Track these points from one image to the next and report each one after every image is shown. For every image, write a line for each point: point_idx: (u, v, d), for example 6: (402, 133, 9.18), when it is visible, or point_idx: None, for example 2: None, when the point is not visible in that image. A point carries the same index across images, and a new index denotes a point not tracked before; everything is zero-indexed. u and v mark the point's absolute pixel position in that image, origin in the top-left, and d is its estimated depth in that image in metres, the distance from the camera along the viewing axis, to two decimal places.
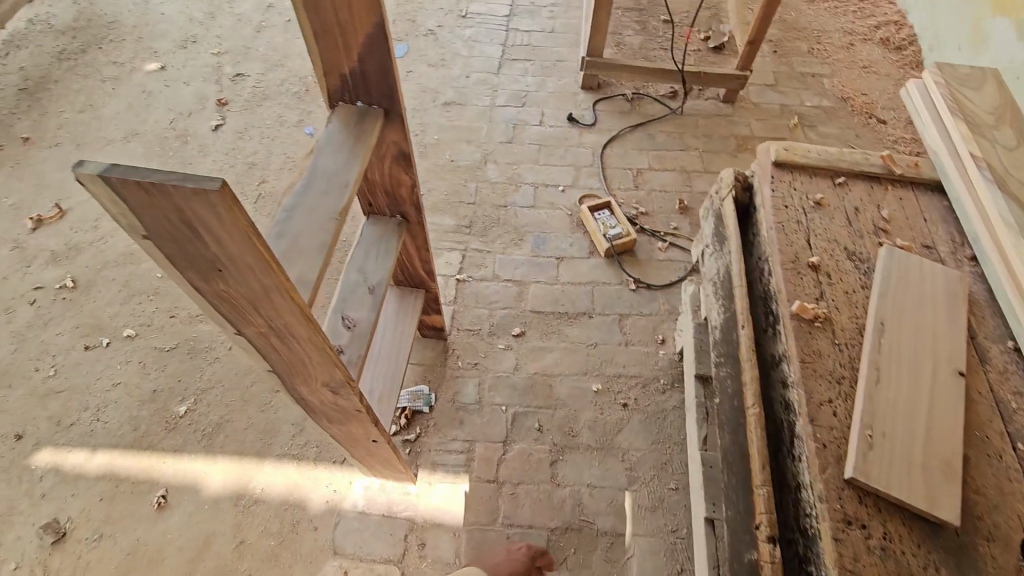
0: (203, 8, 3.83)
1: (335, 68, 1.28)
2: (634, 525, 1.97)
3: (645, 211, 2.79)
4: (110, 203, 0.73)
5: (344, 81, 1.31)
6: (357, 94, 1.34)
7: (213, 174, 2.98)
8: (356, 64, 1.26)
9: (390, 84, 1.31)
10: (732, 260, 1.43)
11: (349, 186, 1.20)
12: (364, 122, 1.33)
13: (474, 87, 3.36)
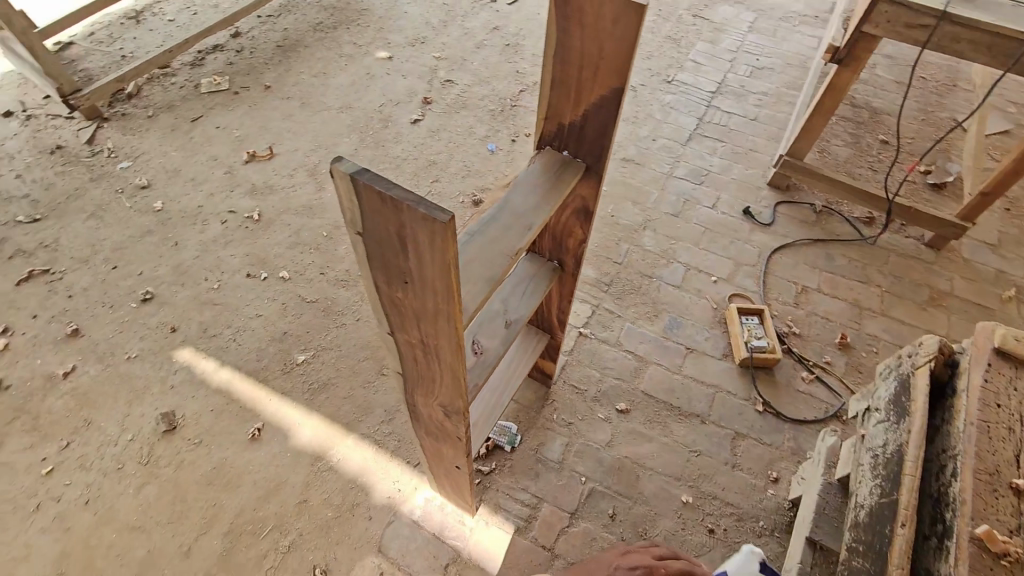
0: (439, 15, 4.24)
1: (557, 115, 1.31)
2: None
3: (798, 332, 2.63)
4: (350, 200, 0.83)
5: (559, 130, 1.35)
6: (566, 143, 1.37)
7: (398, 160, 3.26)
8: (579, 118, 1.29)
9: (603, 145, 1.32)
10: (911, 442, 1.22)
11: (532, 229, 1.21)
12: (564, 171, 1.36)
13: (656, 152, 3.37)
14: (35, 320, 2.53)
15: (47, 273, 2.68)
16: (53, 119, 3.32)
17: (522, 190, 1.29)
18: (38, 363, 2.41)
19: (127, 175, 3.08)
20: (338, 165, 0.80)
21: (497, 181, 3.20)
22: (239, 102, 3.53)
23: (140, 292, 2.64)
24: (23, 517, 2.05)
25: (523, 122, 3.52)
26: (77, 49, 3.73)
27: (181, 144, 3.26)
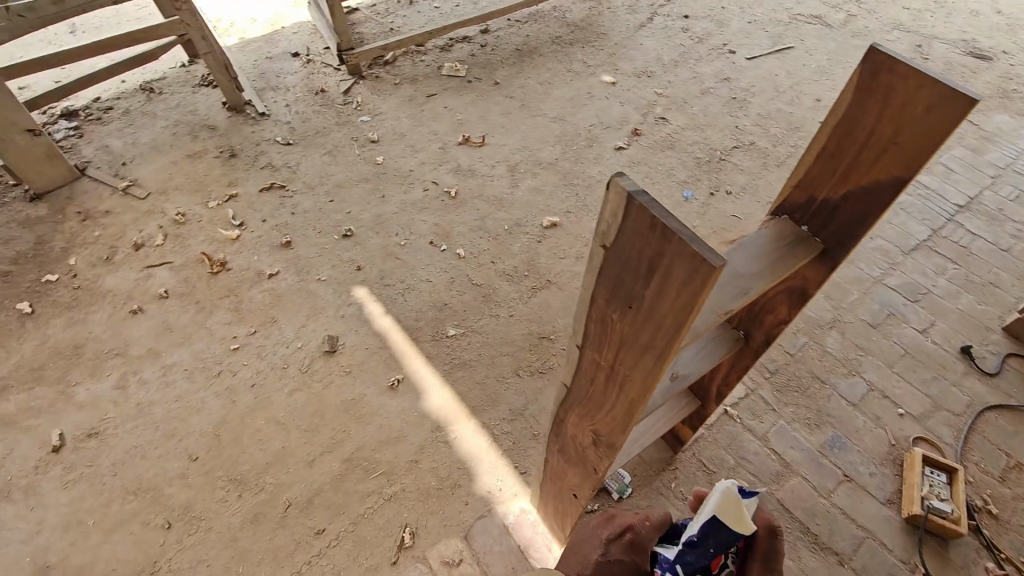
0: (674, 53, 4.24)
1: (811, 187, 1.21)
2: None
3: (997, 513, 2.14)
4: (611, 219, 0.79)
5: (808, 203, 1.24)
6: (809, 218, 1.25)
7: (593, 180, 3.32)
8: (838, 195, 1.17)
9: (857, 231, 1.19)
10: None
11: (747, 294, 1.10)
12: (798, 244, 1.24)
13: (871, 252, 3.03)
14: (263, 224, 3.01)
15: (282, 189, 3.17)
16: (325, 67, 3.91)
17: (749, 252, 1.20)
18: (255, 259, 2.86)
19: (365, 127, 3.53)
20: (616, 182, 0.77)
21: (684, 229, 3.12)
22: (470, 90, 3.86)
23: (343, 228, 2.99)
24: (206, 378, 2.45)
25: (728, 178, 3.38)
26: (361, 15, 4.36)
27: (413, 113, 3.65)
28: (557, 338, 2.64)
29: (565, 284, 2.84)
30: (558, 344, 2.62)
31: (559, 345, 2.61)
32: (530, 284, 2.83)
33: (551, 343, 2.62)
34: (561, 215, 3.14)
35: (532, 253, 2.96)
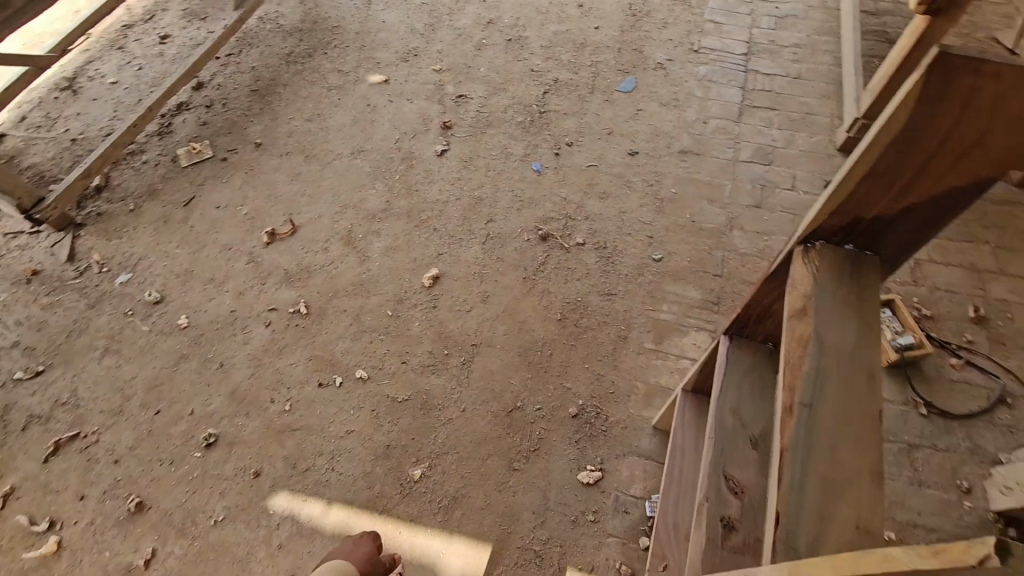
0: (422, 19, 3.77)
1: (856, 212, 1.07)
2: None
3: (929, 314, 2.55)
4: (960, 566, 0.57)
5: (855, 222, 1.10)
6: (855, 238, 1.12)
7: (440, 203, 2.94)
8: (894, 212, 1.04)
9: (920, 239, 1.08)
10: None
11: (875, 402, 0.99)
12: (861, 274, 1.11)
13: (713, 137, 3.17)
14: (86, 501, 2.09)
15: (78, 437, 2.23)
16: (15, 237, 2.76)
17: (829, 323, 1.07)
18: (109, 557, 2.00)
19: (134, 291, 2.58)
20: (1004, 545, 0.55)
21: (558, 210, 2.92)
22: (233, 169, 3.02)
23: (202, 435, 2.22)
24: None
25: (560, 130, 3.25)
26: (15, 139, 3.11)
27: (184, 237, 2.76)
28: (525, 400, 2.32)
29: (492, 336, 2.50)
30: (530, 407, 2.31)
31: (531, 406, 2.31)
32: (460, 360, 2.42)
33: (523, 411, 2.30)
34: (439, 264, 2.73)
35: (439, 323, 2.53)
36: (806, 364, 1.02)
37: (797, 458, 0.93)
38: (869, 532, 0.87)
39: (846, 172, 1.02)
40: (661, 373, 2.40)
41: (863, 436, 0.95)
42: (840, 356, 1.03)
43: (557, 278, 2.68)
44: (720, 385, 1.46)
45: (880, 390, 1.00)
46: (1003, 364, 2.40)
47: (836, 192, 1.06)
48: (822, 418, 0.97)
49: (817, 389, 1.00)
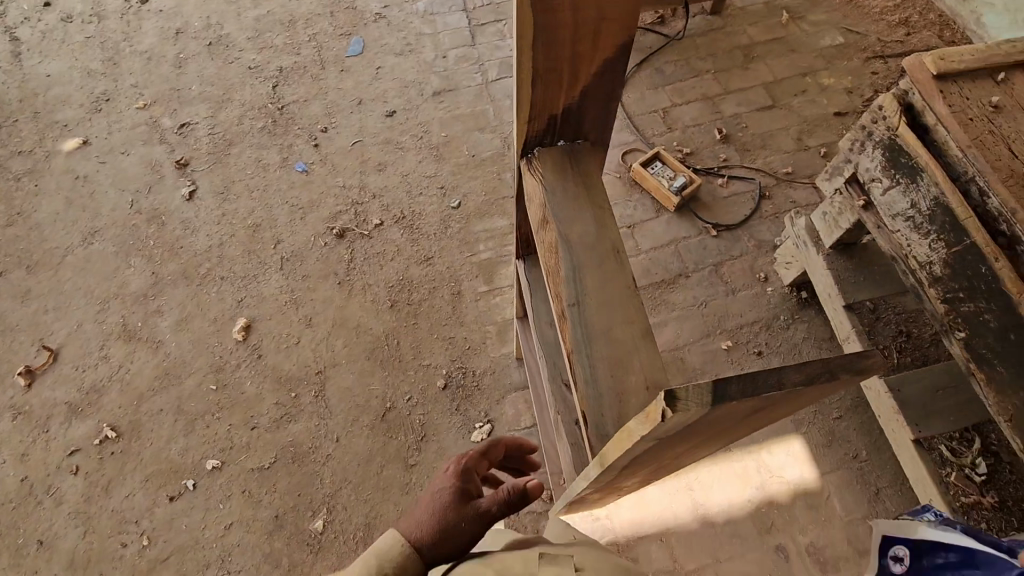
0: (96, 55, 3.19)
1: (546, 111, 1.11)
2: (823, 465, 2.16)
3: (690, 151, 2.88)
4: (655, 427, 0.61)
5: (552, 121, 1.14)
6: (560, 134, 1.18)
7: (214, 250, 2.64)
8: (575, 100, 1.10)
9: (609, 113, 1.15)
10: (914, 195, 1.52)
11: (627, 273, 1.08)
12: (580, 164, 1.18)
13: (458, 68, 3.16)
14: None
15: None
16: None
17: (569, 219, 1.13)
18: None
19: None
20: (672, 390, 0.58)
21: (341, 200, 2.76)
22: None
23: None
24: None
25: (308, 119, 3.01)
26: None
27: None
28: (393, 397, 2.29)
29: (334, 355, 2.39)
30: (400, 401, 2.28)
31: (401, 399, 2.28)
32: (313, 393, 2.31)
33: (396, 409, 2.26)
34: (244, 311, 2.50)
35: (272, 370, 2.36)
36: (562, 266, 1.08)
37: (582, 355, 1.00)
38: (655, 388, 0.97)
39: (517, 81, 1.04)
40: (503, 308, 2.46)
41: (627, 306, 1.04)
42: (587, 245, 1.10)
43: (372, 267, 2.58)
44: (531, 303, 1.57)
45: (626, 260, 1.09)
46: (755, 165, 2.82)
47: (521, 101, 1.08)
48: (590, 307, 1.04)
49: (578, 284, 1.06)
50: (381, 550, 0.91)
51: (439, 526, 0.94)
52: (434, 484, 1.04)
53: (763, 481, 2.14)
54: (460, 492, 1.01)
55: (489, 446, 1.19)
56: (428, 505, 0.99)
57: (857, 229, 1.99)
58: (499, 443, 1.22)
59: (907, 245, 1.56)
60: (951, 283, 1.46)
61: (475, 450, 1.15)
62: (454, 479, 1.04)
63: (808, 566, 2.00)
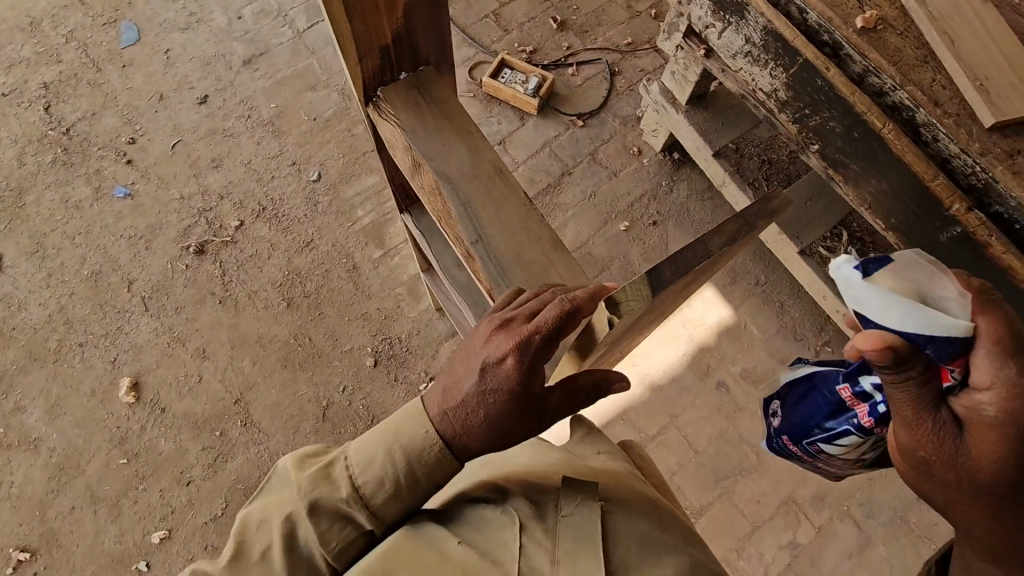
0: None
1: (372, 45, 0.97)
2: (736, 301, 2.35)
3: (533, 48, 2.80)
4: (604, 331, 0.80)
5: (388, 53, 1.01)
6: (399, 65, 1.06)
7: (59, 316, 2.27)
8: (401, 25, 0.97)
9: (442, 29, 1.04)
10: (748, 30, 1.59)
11: (516, 191, 1.03)
12: (429, 92, 1.07)
13: (260, 25, 2.77)
14: None
15: None
16: None
17: (441, 155, 1.03)
18: None
19: None
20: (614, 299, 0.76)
21: (186, 213, 2.43)
22: None
23: None
24: None
25: (109, 133, 2.56)
26: None
27: None
28: (327, 394, 2.16)
29: (248, 376, 2.19)
30: (336, 395, 2.16)
31: (336, 393, 2.16)
32: (240, 423, 2.13)
33: (334, 404, 2.15)
34: (124, 368, 2.21)
35: (184, 417, 2.14)
36: (451, 207, 1.00)
37: (503, 289, 0.95)
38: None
39: (328, 20, 0.89)
40: (406, 265, 2.34)
41: (530, 226, 1.00)
42: (468, 176, 1.02)
43: (252, 272, 2.34)
44: (433, 251, 1.49)
45: (512, 178, 1.04)
46: (597, 45, 2.80)
47: (341, 42, 0.94)
48: (494, 239, 0.98)
49: (474, 220, 0.99)
50: (398, 429, 0.80)
51: (482, 427, 0.75)
52: (481, 356, 0.76)
53: (692, 334, 2.31)
54: (512, 399, 0.74)
55: (562, 317, 0.73)
56: (476, 409, 0.75)
57: (705, 78, 2.09)
58: (583, 307, 0.74)
59: (752, 81, 1.66)
60: (796, 103, 1.56)
61: (536, 330, 0.73)
62: (504, 382, 0.73)
63: (747, 390, 2.23)
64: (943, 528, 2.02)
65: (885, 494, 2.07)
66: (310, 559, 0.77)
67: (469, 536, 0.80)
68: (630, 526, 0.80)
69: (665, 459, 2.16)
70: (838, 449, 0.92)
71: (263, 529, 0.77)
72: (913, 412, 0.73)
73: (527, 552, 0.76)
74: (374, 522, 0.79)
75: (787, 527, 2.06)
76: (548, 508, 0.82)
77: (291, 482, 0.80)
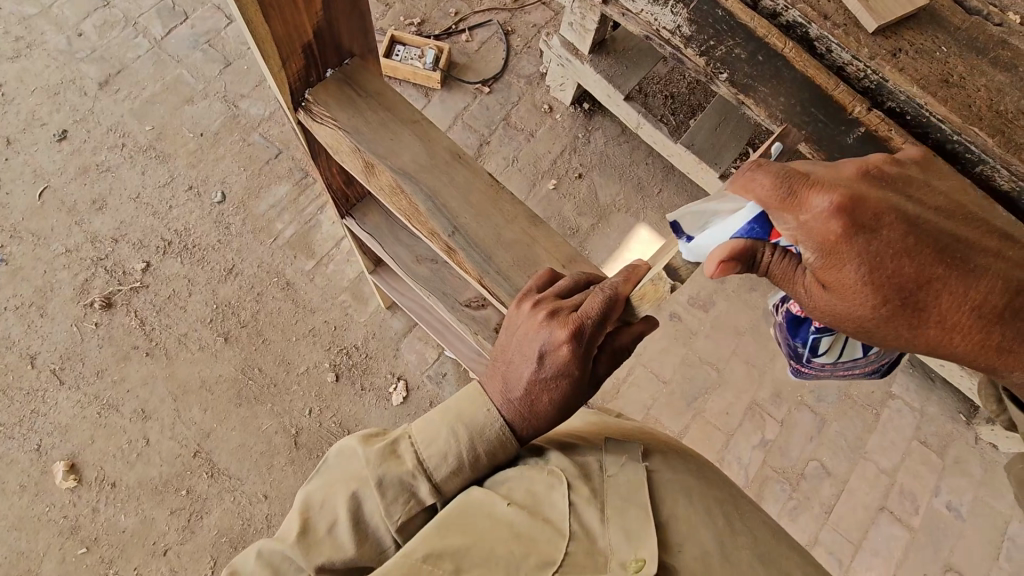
0: None
1: (296, 43, 0.97)
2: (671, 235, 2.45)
3: (421, 20, 2.70)
4: (658, 296, 0.86)
5: (308, 51, 1.01)
6: (324, 61, 1.06)
7: None
8: (321, 17, 0.97)
9: (360, 9, 1.05)
10: None
11: (480, 173, 1.07)
12: (361, 86, 1.09)
13: (108, 39, 2.44)
14: None
15: None
16: None
17: (391, 151, 1.04)
18: None
19: None
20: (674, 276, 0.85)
21: (78, 266, 2.17)
22: None
23: None
24: None
25: None
26: None
27: None
28: (294, 422, 2.05)
29: (201, 425, 2.02)
30: (303, 419, 2.05)
31: (303, 418, 2.05)
32: (206, 475, 1.97)
33: (304, 429, 2.04)
34: (53, 452, 1.98)
35: (140, 485, 1.95)
36: (419, 202, 1.02)
37: (493, 274, 1.01)
38: (570, 263, 1.04)
39: (244, 19, 0.88)
40: (344, 270, 2.22)
41: (503, 208, 1.06)
42: (426, 167, 1.04)
43: (175, 314, 2.13)
44: (386, 251, 1.47)
45: (472, 162, 1.08)
46: (485, 6, 2.73)
47: (261, 42, 0.92)
48: (470, 227, 1.03)
49: (446, 212, 1.02)
50: (461, 412, 0.85)
51: (546, 411, 0.82)
52: (537, 344, 0.82)
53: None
54: (571, 381, 0.80)
55: (608, 304, 0.81)
56: (540, 390, 0.81)
57: (603, 24, 2.11)
58: (622, 294, 0.83)
59: (654, 20, 1.69)
60: (701, 36, 1.58)
61: (588, 315, 0.81)
62: (562, 366, 0.80)
63: (698, 316, 2.35)
64: (880, 393, 2.28)
65: (831, 377, 2.29)
66: (376, 531, 0.81)
67: (518, 499, 0.83)
68: (674, 482, 0.89)
69: (639, 396, 2.26)
70: (831, 353, 1.01)
71: (330, 505, 0.81)
72: (786, 278, 0.79)
73: (577, 507, 0.83)
74: (437, 495, 0.84)
75: (756, 428, 2.24)
76: (591, 467, 0.89)
77: (358, 459, 0.84)
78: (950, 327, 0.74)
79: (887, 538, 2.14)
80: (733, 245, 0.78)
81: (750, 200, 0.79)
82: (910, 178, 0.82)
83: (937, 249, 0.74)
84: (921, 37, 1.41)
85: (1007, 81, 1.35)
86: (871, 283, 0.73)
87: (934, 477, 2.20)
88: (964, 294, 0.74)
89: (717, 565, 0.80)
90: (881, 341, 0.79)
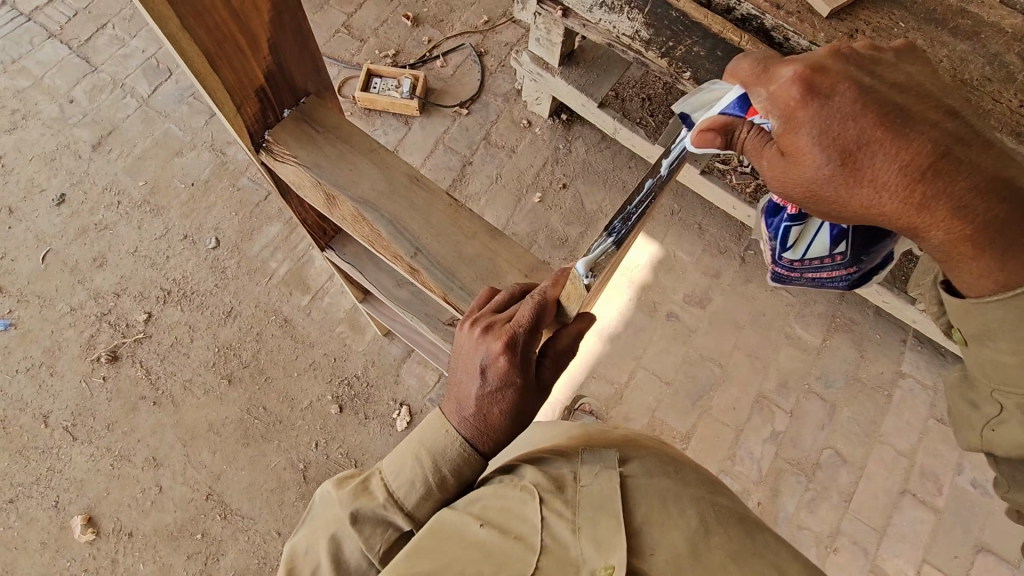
0: None
1: (248, 88, 1.01)
2: (659, 234, 2.43)
3: (396, 50, 2.77)
4: (581, 294, 0.84)
5: (263, 93, 1.04)
6: (280, 103, 1.09)
7: None
8: (269, 60, 1.01)
9: (309, 49, 1.09)
10: None
11: (439, 192, 1.10)
12: (320, 122, 1.12)
13: (97, 101, 2.54)
14: None
15: None
16: None
17: (350, 180, 1.06)
18: None
19: None
20: (586, 265, 0.83)
21: (83, 324, 2.23)
22: None
23: None
24: None
25: None
26: None
27: None
28: (302, 456, 2.07)
29: (211, 468, 2.05)
30: (309, 454, 2.07)
31: (310, 452, 2.08)
32: (220, 517, 2.00)
33: (311, 464, 2.06)
34: (71, 507, 2.02)
35: (156, 533, 1.98)
36: (380, 227, 1.05)
37: (456, 290, 1.02)
38: (532, 272, 1.05)
39: (193, 71, 0.92)
40: (340, 301, 2.25)
41: (463, 225, 1.07)
42: (386, 193, 1.07)
43: (178, 361, 2.18)
44: (368, 278, 1.50)
45: (428, 181, 1.10)
46: (457, 31, 2.79)
47: (212, 91, 0.96)
48: (431, 245, 1.05)
49: (409, 235, 1.04)
50: (423, 437, 0.88)
51: (500, 422, 0.85)
52: (476, 361, 0.84)
53: (631, 278, 2.38)
54: (516, 389, 0.83)
55: (538, 309, 0.82)
56: (484, 401, 0.84)
57: (568, 36, 2.14)
58: (551, 298, 0.84)
59: (613, 28, 1.69)
60: (659, 38, 1.59)
61: (520, 324, 0.82)
62: (504, 376, 0.82)
63: (695, 312, 2.34)
64: (890, 374, 2.24)
65: (836, 363, 2.25)
66: (358, 568, 0.84)
67: (489, 519, 0.83)
68: (650, 486, 0.86)
69: (643, 400, 2.25)
70: (797, 249, 1.05)
71: (314, 551, 0.85)
72: (755, 152, 0.89)
73: (548, 523, 0.81)
74: (413, 522, 0.86)
75: (765, 421, 2.21)
76: (564, 478, 0.88)
77: (334, 501, 0.87)
78: (879, 185, 0.80)
79: (912, 522, 2.08)
80: (716, 118, 0.90)
81: (736, 85, 0.91)
82: (884, 61, 0.90)
83: (877, 113, 0.80)
84: (876, 15, 1.39)
85: (967, 48, 1.34)
86: (823, 140, 0.81)
87: (955, 455, 2.15)
88: (895, 157, 0.79)
89: (689, 566, 0.75)
90: (825, 205, 0.85)
